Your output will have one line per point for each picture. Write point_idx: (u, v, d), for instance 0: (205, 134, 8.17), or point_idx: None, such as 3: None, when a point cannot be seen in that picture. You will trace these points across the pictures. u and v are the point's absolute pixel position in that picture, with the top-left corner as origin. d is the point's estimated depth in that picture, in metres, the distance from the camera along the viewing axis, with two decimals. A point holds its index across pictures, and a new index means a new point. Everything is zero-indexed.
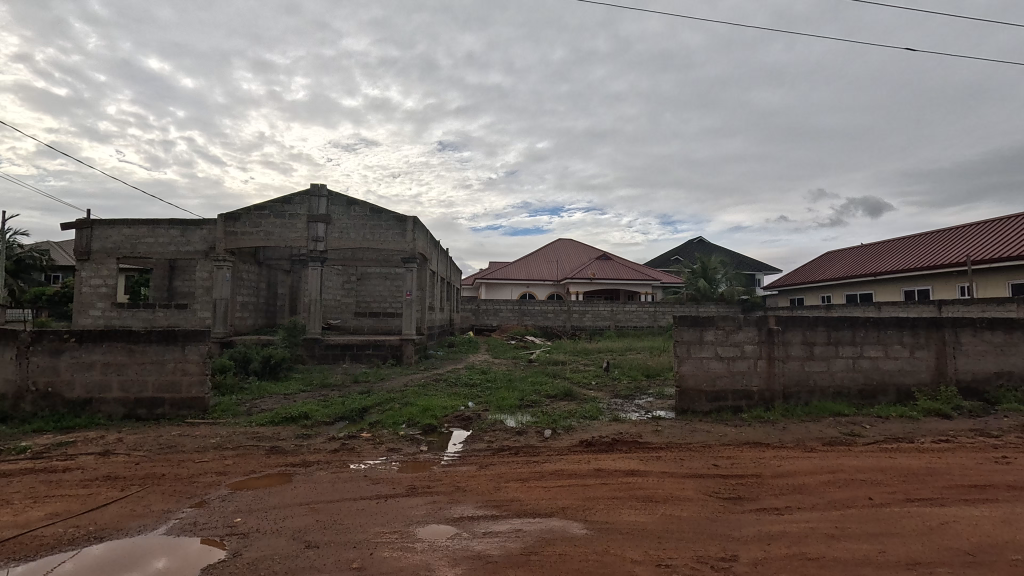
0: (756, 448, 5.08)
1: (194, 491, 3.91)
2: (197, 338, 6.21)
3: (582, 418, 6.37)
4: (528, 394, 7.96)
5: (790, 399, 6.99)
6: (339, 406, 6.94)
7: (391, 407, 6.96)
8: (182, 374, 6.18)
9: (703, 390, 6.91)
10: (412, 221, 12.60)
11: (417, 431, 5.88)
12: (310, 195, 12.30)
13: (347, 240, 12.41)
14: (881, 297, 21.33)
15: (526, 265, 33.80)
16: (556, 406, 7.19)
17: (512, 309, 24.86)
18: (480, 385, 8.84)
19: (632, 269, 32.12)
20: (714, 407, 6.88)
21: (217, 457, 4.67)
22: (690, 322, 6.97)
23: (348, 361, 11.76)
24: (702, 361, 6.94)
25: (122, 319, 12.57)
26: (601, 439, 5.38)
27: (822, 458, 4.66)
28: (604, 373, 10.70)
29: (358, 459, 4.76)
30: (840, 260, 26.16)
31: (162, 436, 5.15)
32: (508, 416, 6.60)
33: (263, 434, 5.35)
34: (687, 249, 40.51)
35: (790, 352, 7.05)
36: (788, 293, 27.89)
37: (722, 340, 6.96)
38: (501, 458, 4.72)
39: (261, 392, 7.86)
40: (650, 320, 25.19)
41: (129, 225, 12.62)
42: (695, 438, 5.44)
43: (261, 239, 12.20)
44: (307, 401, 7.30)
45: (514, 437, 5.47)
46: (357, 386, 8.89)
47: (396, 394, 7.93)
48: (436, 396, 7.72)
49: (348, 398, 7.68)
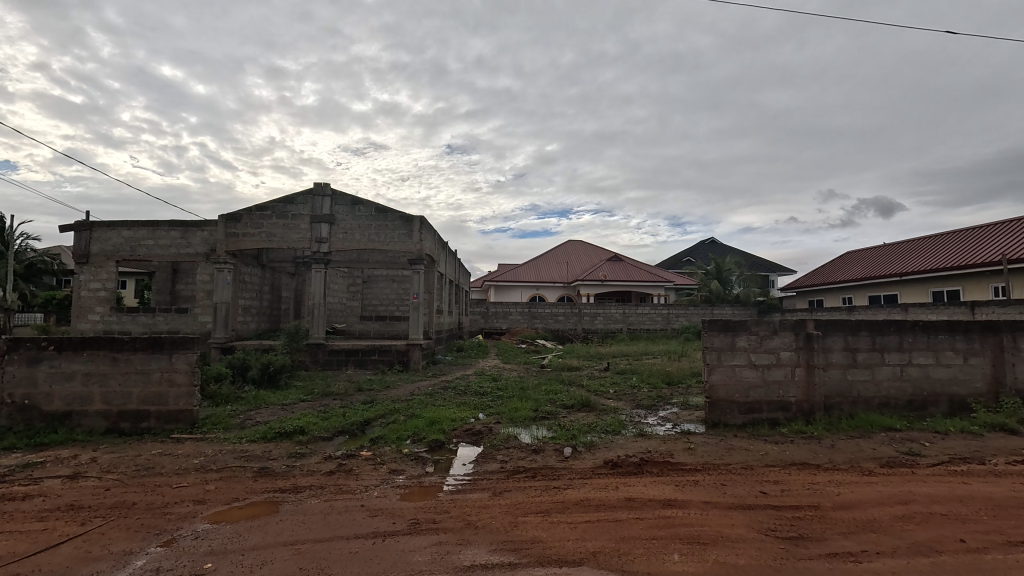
0: (806, 471, 4.47)
1: (164, 526, 3.39)
2: (185, 346, 5.72)
3: (603, 433, 5.80)
4: (543, 405, 7.38)
5: (832, 412, 6.36)
6: (339, 419, 6.43)
7: (395, 420, 6.43)
8: (169, 385, 5.71)
9: (735, 402, 6.31)
10: (419, 220, 12.10)
11: (422, 448, 5.35)
12: (314, 194, 11.85)
13: (351, 241, 11.93)
14: (907, 299, 20.49)
15: (535, 267, 33.26)
16: (574, 419, 6.61)
17: (522, 312, 24.31)
18: (491, 394, 8.26)
19: (644, 270, 31.44)
20: (748, 420, 6.27)
21: (198, 481, 4.15)
22: (721, 326, 6.38)
23: (353, 367, 11.27)
24: (734, 370, 6.34)
25: (121, 324, 12.17)
26: (628, 458, 4.81)
27: (888, 486, 4.04)
28: (622, 380, 10.08)
29: (356, 483, 4.23)
30: (861, 260, 25.30)
31: (141, 455, 4.66)
32: (522, 429, 6.05)
33: (253, 452, 4.84)
34: (699, 250, 39.80)
35: (831, 360, 6.43)
36: (807, 294, 27.03)
37: (756, 346, 6.36)
38: (517, 484, 4.16)
39: (258, 401, 7.38)
40: (663, 322, 24.54)
41: (129, 227, 12.28)
42: (734, 457, 4.85)
43: (263, 241, 11.77)
44: (306, 413, 6.79)
45: (529, 456, 4.90)
46: (361, 395, 8.37)
47: (402, 405, 7.41)
48: (444, 407, 7.19)
49: (349, 409, 7.17)
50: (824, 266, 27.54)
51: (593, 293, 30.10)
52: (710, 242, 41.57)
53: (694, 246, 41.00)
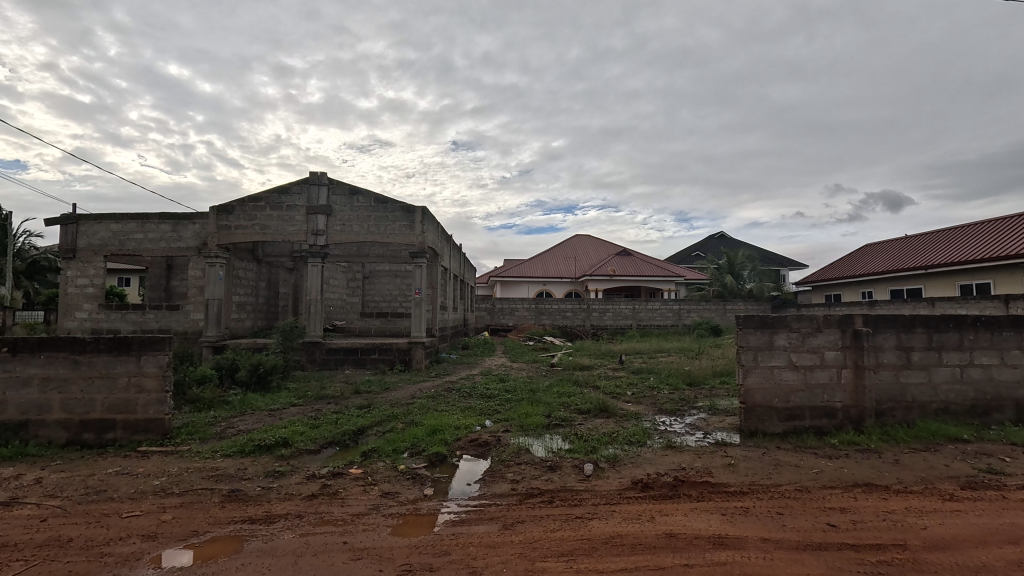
0: (874, 495, 3.76)
1: (98, 573, 2.73)
2: (155, 347, 5.09)
3: (626, 444, 5.12)
4: (556, 410, 6.69)
5: (884, 419, 5.63)
6: (330, 427, 5.78)
7: (393, 428, 5.76)
8: (137, 391, 5.08)
9: (774, 408, 5.60)
10: (421, 211, 11.41)
11: (421, 462, 4.69)
12: (310, 184, 11.21)
13: (349, 233, 11.27)
14: (931, 292, 19.61)
15: (542, 262, 32.54)
16: (592, 427, 5.91)
17: (529, 308, 23.62)
18: (499, 398, 7.58)
19: (654, 265, 30.62)
20: (789, 428, 5.56)
21: (153, 510, 3.49)
22: (758, 323, 5.67)
23: (352, 367, 10.68)
24: (773, 372, 5.63)
25: (110, 322, 11.57)
26: (659, 478, 4.13)
27: (983, 518, 3.33)
28: (639, 381, 9.36)
29: (341, 510, 3.57)
30: (881, 253, 24.39)
31: (94, 475, 4.01)
32: (534, 440, 5.39)
33: (224, 470, 4.18)
34: (709, 244, 38.94)
35: (882, 361, 5.70)
36: (824, 289, 26.14)
37: (798, 345, 5.64)
38: (532, 512, 3.48)
39: (244, 406, 6.74)
40: (674, 318, 23.80)
41: (117, 220, 11.71)
42: (783, 475, 4.15)
43: (257, 233, 11.16)
44: (294, 420, 6.15)
45: (544, 475, 4.21)
46: (358, 398, 7.71)
47: (401, 410, 6.76)
48: (447, 413, 6.53)
49: (343, 415, 6.52)
50: (841, 260, 26.62)
51: (602, 289, 29.34)
52: (720, 236, 40.62)
53: (705, 240, 40.05)
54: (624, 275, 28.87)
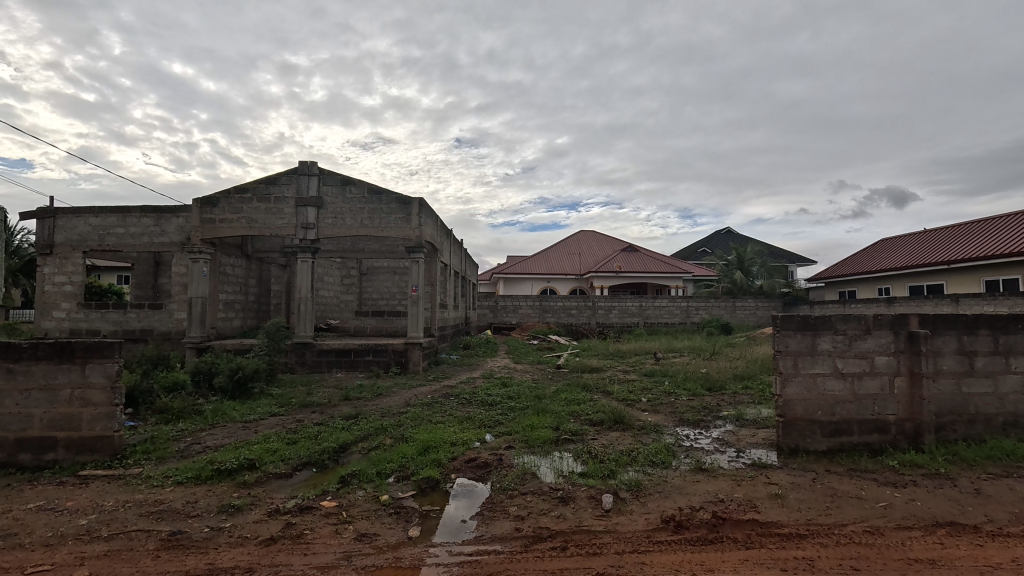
0: (967, 541, 3.03)
1: None
2: (103, 354, 4.40)
3: (647, 466, 4.41)
4: (565, 421, 5.97)
5: (944, 435, 4.89)
6: (309, 444, 5.08)
7: (380, 446, 5.07)
8: (81, 405, 4.39)
9: (817, 422, 4.87)
10: (418, 203, 10.66)
11: (409, 491, 3.99)
12: (299, 173, 10.50)
13: (341, 227, 10.55)
14: (954, 289, 18.73)
15: (546, 259, 31.80)
16: (606, 443, 5.18)
17: (532, 306, 22.92)
18: (501, 406, 6.86)
19: (661, 261, 29.81)
20: (835, 445, 4.83)
21: (67, 563, 2.78)
22: (798, 324, 4.93)
23: (345, 370, 10.02)
24: (815, 380, 4.90)
25: (89, 322, 10.90)
26: (695, 514, 3.40)
27: None
28: (654, 386, 8.62)
29: (304, 562, 2.85)
30: (899, 248, 23.51)
31: (8, 513, 3.31)
32: (541, 460, 4.68)
33: (170, 504, 3.47)
34: (715, 240, 38.11)
35: (940, 367, 4.95)
36: (837, 285, 25.28)
37: (844, 349, 4.91)
38: (541, 567, 2.76)
39: (218, 416, 6.06)
40: (683, 316, 23.08)
41: (97, 214, 11.04)
42: (845, 512, 3.41)
43: (243, 227, 10.46)
44: (269, 433, 5.45)
45: (554, 510, 3.49)
46: (346, 406, 7.02)
47: (391, 421, 6.06)
48: (443, 425, 5.82)
49: (327, 427, 5.82)
50: (856, 254, 25.76)
51: (607, 286, 28.60)
52: (726, 231, 39.76)
53: (712, 235, 39.17)
54: (631, 271, 28.07)
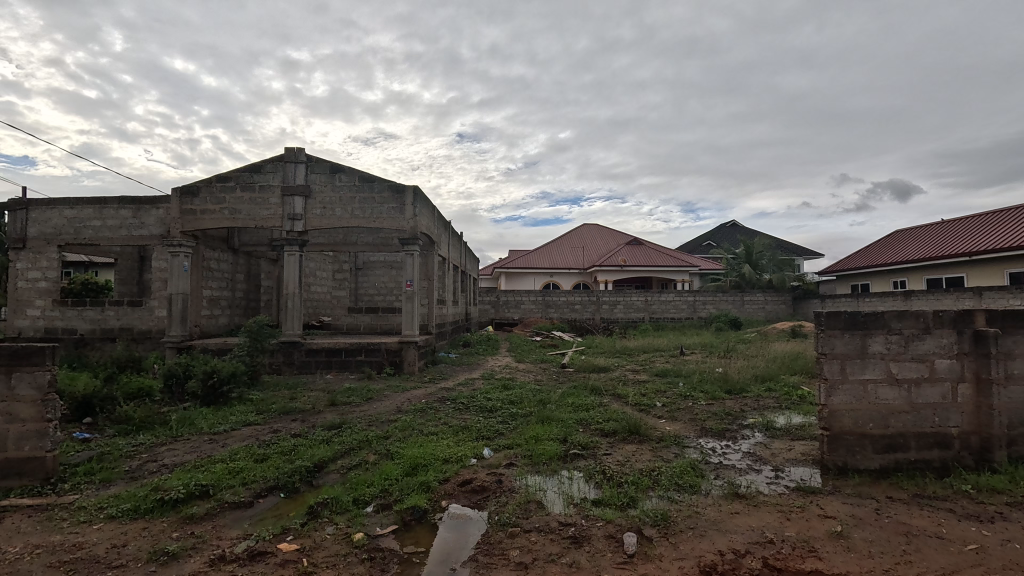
0: None
1: None
2: (31, 362, 3.74)
3: (673, 491, 3.73)
4: (573, 432, 5.30)
5: (1016, 451, 4.19)
6: (280, 462, 4.41)
7: (362, 464, 4.40)
8: (6, 421, 3.72)
9: (868, 436, 4.18)
10: (413, 191, 9.95)
11: (389, 525, 3.32)
12: (285, 161, 9.81)
13: (331, 217, 9.87)
14: (975, 282, 17.97)
15: (549, 252, 31.09)
16: (622, 460, 4.49)
17: (535, 301, 22.26)
18: (502, 413, 6.19)
19: (666, 254, 29.09)
20: (889, 463, 4.15)
21: None
22: (845, 322, 4.23)
23: (335, 371, 9.37)
24: (866, 388, 4.21)
25: (65, 320, 10.26)
26: (742, 563, 2.71)
27: None
28: (668, 388, 7.94)
29: None
30: (914, 240, 22.71)
31: None
32: (546, 482, 4.01)
33: (89, 550, 2.80)
34: (721, 233, 37.38)
35: (1012, 372, 4.23)
36: (849, 279, 24.52)
37: (899, 352, 4.22)
38: None
39: (184, 426, 5.41)
40: (689, 311, 22.41)
41: (72, 205, 10.38)
42: (930, 559, 2.73)
43: (226, 218, 9.80)
44: (238, 449, 4.78)
45: (566, 556, 2.82)
46: (330, 413, 6.36)
47: (378, 432, 5.39)
48: (435, 437, 5.15)
49: (305, 440, 5.16)
50: (869, 247, 24.99)
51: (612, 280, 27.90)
52: (733, 224, 39.00)
53: (718, 228, 38.39)
54: (636, 265, 27.35)
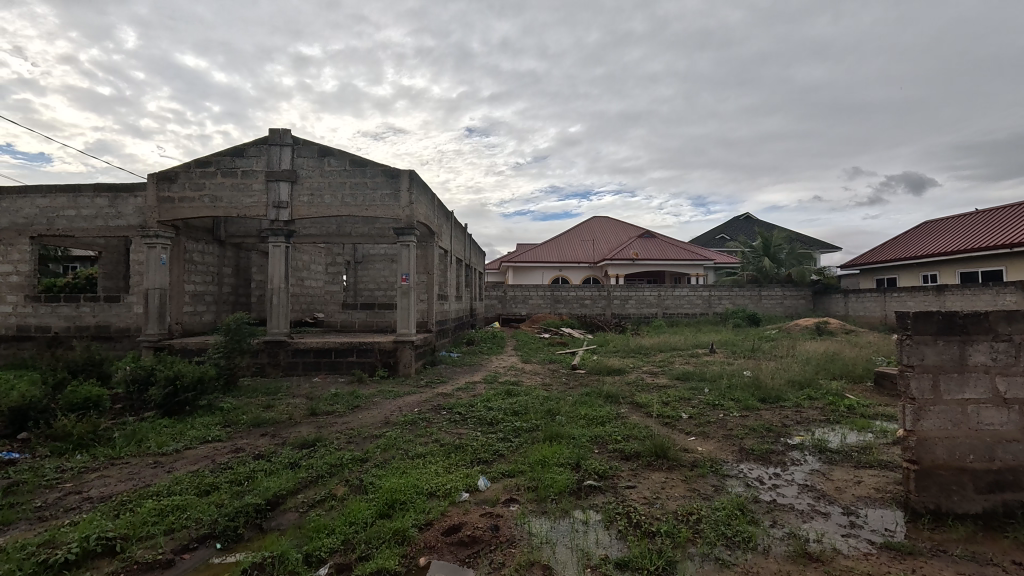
0: None
1: None
2: None
3: (722, 550, 2.83)
4: (587, 455, 4.42)
5: None
6: (226, 496, 3.56)
7: (327, 501, 3.55)
8: None
9: (968, 472, 3.26)
10: (408, 176, 9.08)
11: None
12: (269, 143, 9.00)
13: (319, 204, 9.05)
14: (1014, 276, 16.79)
15: (558, 246, 30.12)
16: (649, 497, 3.60)
17: (544, 296, 21.39)
18: (504, 428, 5.31)
19: (680, 247, 28.01)
20: (996, 507, 3.23)
21: None
22: (938, 327, 3.30)
23: (324, 373, 8.58)
24: (965, 410, 3.28)
25: (38, 317, 9.54)
26: None
27: None
28: (692, 395, 7.02)
29: None
30: (945, 232, 21.46)
31: None
32: (553, 531, 3.13)
33: None
34: (736, 225, 36.16)
35: None
36: (874, 272, 23.25)
37: (1009, 363, 3.28)
38: None
39: (129, 445, 4.61)
40: (704, 306, 21.42)
41: (44, 194, 9.65)
42: None
43: (206, 207, 9.01)
44: (182, 476, 3.96)
45: None
46: (307, 426, 5.54)
47: (355, 454, 4.52)
48: (423, 462, 4.28)
49: (266, 463, 4.31)
50: (894, 239, 23.74)
51: (623, 274, 26.88)
52: (747, 216, 37.70)
53: (733, 220, 37.15)
54: (648, 259, 26.32)
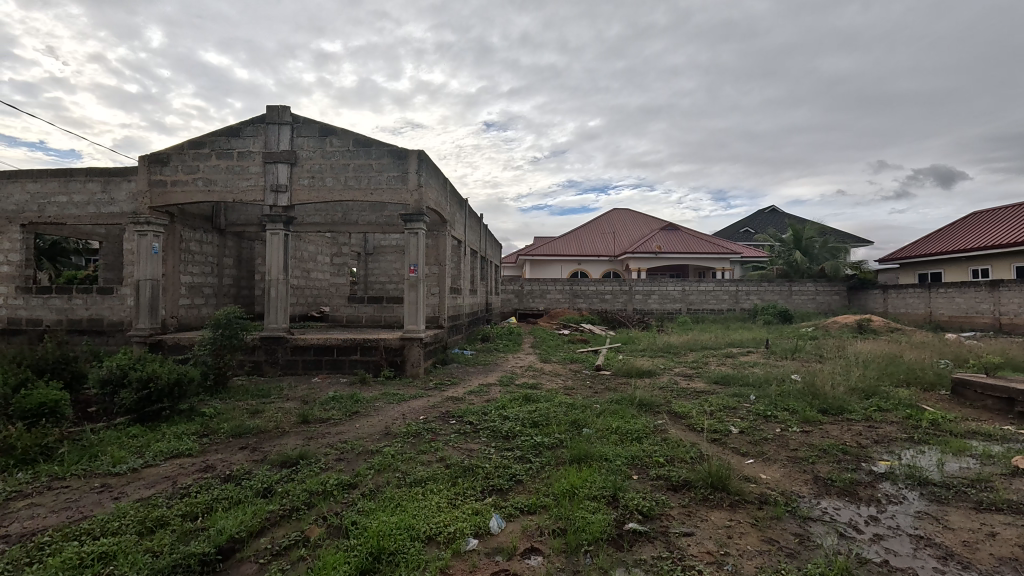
0: None
1: None
2: None
3: None
4: (625, 484, 3.55)
5: None
6: (168, 540, 2.79)
7: (296, 550, 2.75)
8: None
9: None
10: (416, 156, 8.27)
11: None
12: (267, 122, 8.28)
13: (321, 187, 8.31)
14: None
15: (577, 239, 29.14)
16: (714, 550, 2.73)
17: (562, 291, 20.54)
18: (522, 444, 4.48)
19: (705, 240, 26.76)
20: None
21: None
22: None
23: (325, 373, 7.87)
24: None
25: (29, 310, 9.02)
26: None
27: None
28: (738, 403, 6.11)
29: None
30: (995, 224, 19.87)
31: None
32: None
33: None
34: (763, 218, 34.66)
35: None
36: (915, 266, 21.75)
37: None
38: None
39: (80, 461, 3.91)
40: (732, 302, 20.28)
41: (34, 179, 9.09)
42: None
43: (200, 191, 8.34)
44: (129, 507, 3.21)
45: None
46: (295, 438, 4.80)
47: (341, 477, 3.71)
48: (421, 491, 3.45)
49: (233, 488, 3.54)
50: (938, 232, 22.16)
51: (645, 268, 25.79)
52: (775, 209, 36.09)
53: (759, 212, 35.63)
54: (671, 252, 25.18)
